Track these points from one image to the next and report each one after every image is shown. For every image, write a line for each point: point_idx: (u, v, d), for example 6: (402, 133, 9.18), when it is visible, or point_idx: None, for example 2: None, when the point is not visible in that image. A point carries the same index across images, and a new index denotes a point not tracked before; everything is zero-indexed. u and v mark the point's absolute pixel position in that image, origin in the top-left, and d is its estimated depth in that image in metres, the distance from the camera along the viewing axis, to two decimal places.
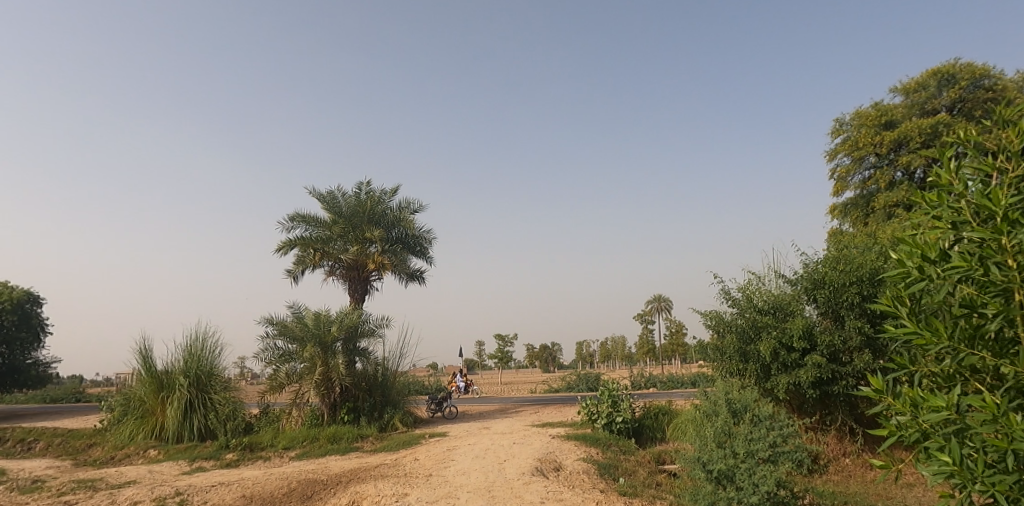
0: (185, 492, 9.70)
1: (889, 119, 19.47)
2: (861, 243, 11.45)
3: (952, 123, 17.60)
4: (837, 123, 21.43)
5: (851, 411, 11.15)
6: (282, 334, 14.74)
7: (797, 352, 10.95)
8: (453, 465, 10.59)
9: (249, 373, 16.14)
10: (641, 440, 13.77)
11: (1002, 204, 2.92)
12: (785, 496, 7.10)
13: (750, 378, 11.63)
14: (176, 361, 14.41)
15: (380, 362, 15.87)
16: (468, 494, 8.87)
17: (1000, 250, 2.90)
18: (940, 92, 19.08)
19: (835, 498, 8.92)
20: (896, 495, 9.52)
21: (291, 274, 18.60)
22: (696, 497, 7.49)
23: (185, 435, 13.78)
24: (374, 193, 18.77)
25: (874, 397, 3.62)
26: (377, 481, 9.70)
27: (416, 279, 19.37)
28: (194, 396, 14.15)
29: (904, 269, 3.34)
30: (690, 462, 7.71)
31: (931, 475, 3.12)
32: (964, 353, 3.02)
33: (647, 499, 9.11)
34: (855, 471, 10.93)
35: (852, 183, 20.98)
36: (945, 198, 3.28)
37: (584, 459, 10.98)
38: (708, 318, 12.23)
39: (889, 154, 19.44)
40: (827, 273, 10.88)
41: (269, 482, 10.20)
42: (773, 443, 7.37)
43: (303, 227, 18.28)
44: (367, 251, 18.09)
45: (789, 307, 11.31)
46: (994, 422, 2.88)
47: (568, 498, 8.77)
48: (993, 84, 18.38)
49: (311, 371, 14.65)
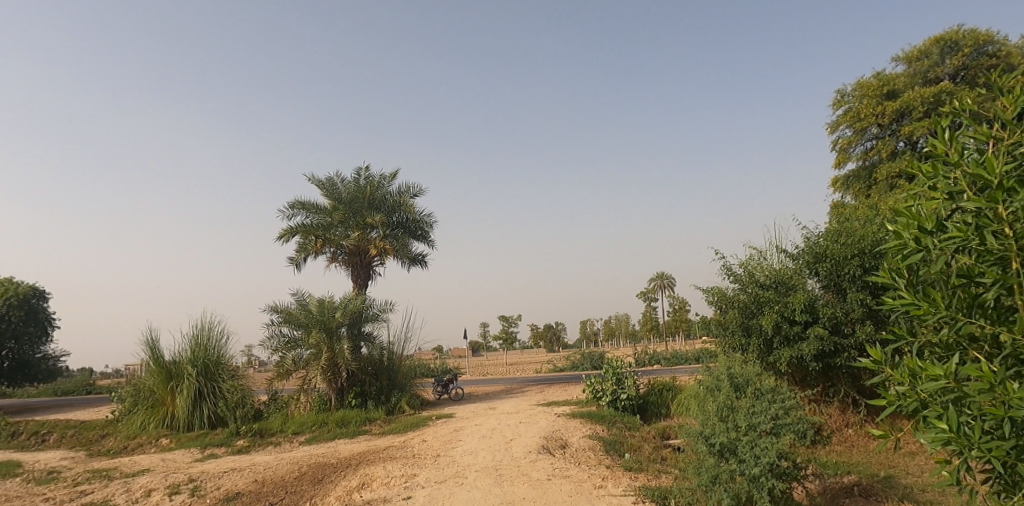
0: (198, 478, 9.87)
1: (891, 89, 19.28)
2: (863, 215, 11.40)
3: (955, 91, 17.44)
4: (839, 95, 21.22)
5: (853, 383, 11.21)
6: (287, 321, 14.84)
7: (799, 325, 10.98)
8: (461, 445, 10.74)
9: (256, 361, 16.33)
10: (645, 416, 13.94)
11: (998, 172, 2.96)
12: (788, 467, 7.21)
13: (753, 352, 11.68)
14: (182, 351, 14.55)
15: (386, 346, 16.03)
16: (476, 473, 8.99)
17: (997, 220, 2.93)
18: (943, 60, 18.92)
19: (838, 468, 9.10)
20: (899, 464, 9.62)
21: (293, 261, 18.63)
22: (700, 471, 7.55)
23: (196, 423, 13.93)
24: (373, 178, 18.75)
25: (873, 369, 3.65)
26: (387, 463, 9.84)
27: (419, 263, 19.41)
28: (203, 385, 14.29)
29: (900, 240, 3.34)
30: (693, 437, 7.76)
31: (929, 443, 3.15)
32: (961, 321, 3.05)
33: (652, 473, 9.23)
34: (859, 442, 11.00)
35: (854, 154, 20.85)
36: (941, 169, 3.29)
37: (589, 436, 11.10)
38: (710, 294, 12.25)
39: (891, 125, 19.30)
40: (829, 246, 10.92)
41: (280, 466, 10.37)
42: (775, 416, 7.45)
43: (303, 214, 18.26)
44: (368, 236, 18.11)
45: (791, 281, 11.32)
46: (991, 390, 2.91)
47: (575, 474, 8.89)
48: (997, 50, 18.16)
49: (317, 357, 14.73)
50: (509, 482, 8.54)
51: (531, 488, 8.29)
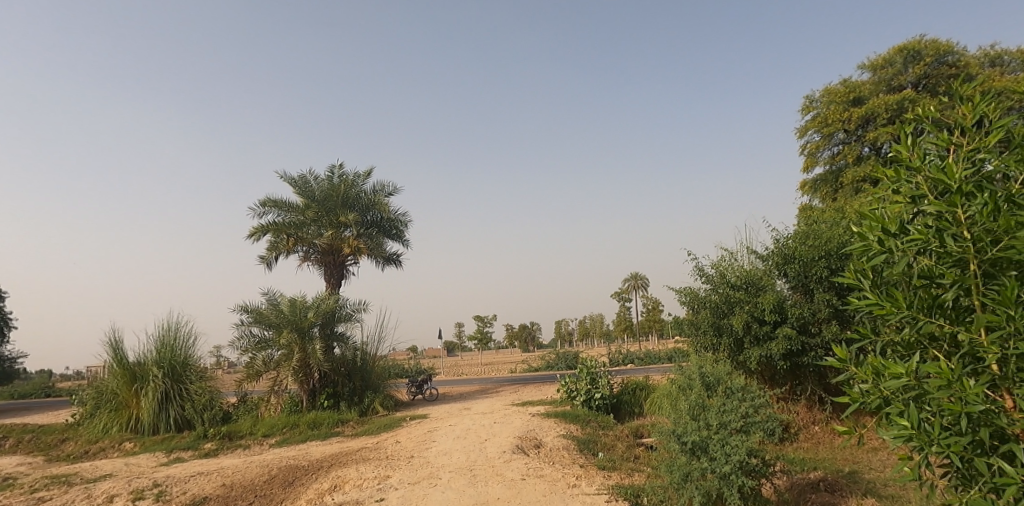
0: (163, 483, 9.66)
1: (857, 96, 19.78)
2: (830, 217, 11.69)
3: (918, 99, 17.97)
4: (808, 100, 21.68)
5: (820, 381, 11.52)
6: (257, 321, 14.63)
7: (769, 325, 11.19)
8: (435, 446, 10.71)
9: (225, 362, 16.06)
10: (619, 415, 14.07)
11: (956, 177, 3.10)
12: (757, 464, 7.35)
13: (724, 351, 11.88)
14: (148, 352, 14.25)
15: (359, 346, 15.93)
16: (450, 474, 8.98)
17: (955, 223, 3.07)
18: (906, 68, 19.44)
19: (805, 464, 9.33)
20: (863, 459, 9.91)
21: (264, 260, 18.37)
22: (672, 469, 7.63)
23: (161, 426, 13.62)
24: (347, 176, 18.57)
25: (839, 367, 3.75)
26: (359, 464, 9.77)
27: (393, 262, 19.30)
28: (170, 387, 14.00)
29: (864, 242, 3.45)
30: (666, 435, 7.86)
31: (891, 439, 3.26)
32: (922, 321, 3.17)
33: (625, 472, 9.33)
34: (825, 438, 11.28)
35: (822, 158, 21.34)
36: (903, 174, 3.41)
37: (564, 435, 11.16)
38: (683, 295, 12.41)
39: (857, 130, 19.81)
40: (798, 247, 11.15)
41: (249, 470, 10.22)
42: (745, 414, 7.62)
43: (275, 212, 18.01)
44: (342, 235, 17.94)
45: (760, 281, 11.54)
46: (949, 387, 3.04)
47: (549, 474, 8.94)
48: (956, 60, 18.77)
49: (288, 358, 14.54)
50: (483, 483, 8.55)
51: (505, 488, 8.31)
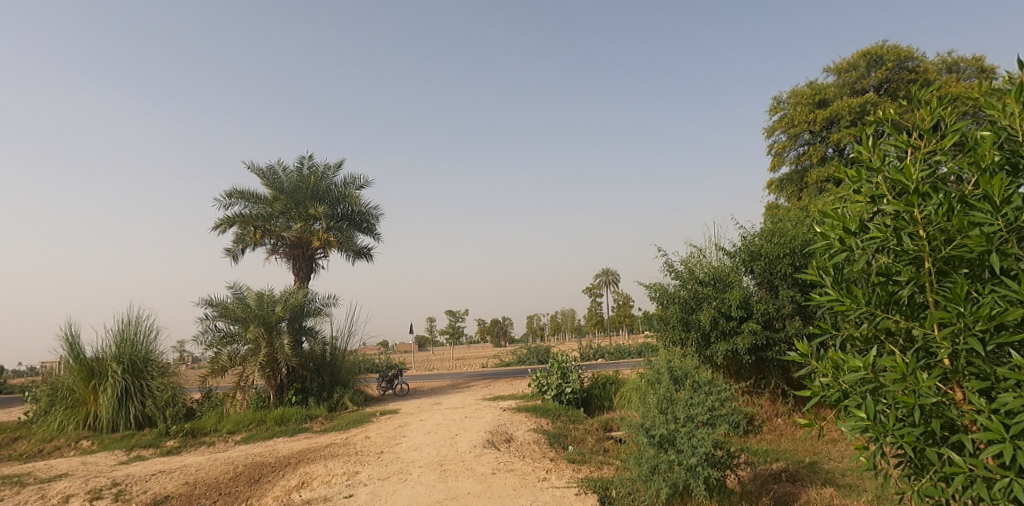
0: (122, 483, 9.44)
1: (822, 98, 20.27)
2: (795, 216, 11.99)
3: (879, 102, 18.50)
4: (775, 101, 22.11)
5: (783, 375, 11.83)
6: (223, 315, 14.40)
7: (735, 320, 11.43)
8: (405, 441, 10.69)
9: (188, 357, 15.73)
10: (589, 408, 14.24)
11: (914, 178, 3.22)
12: (723, 457, 7.52)
13: (692, 346, 12.09)
14: (107, 348, 13.88)
15: (328, 341, 15.78)
16: (420, 469, 8.98)
17: (912, 222, 3.19)
18: (869, 73, 19.97)
19: (768, 456, 9.59)
20: (823, 450, 10.23)
21: (230, 253, 18.01)
22: (640, 462, 7.76)
23: (121, 424, 13.30)
24: (317, 168, 18.33)
25: (801, 361, 3.87)
26: (327, 461, 9.69)
27: (364, 256, 19.12)
28: (130, 383, 13.66)
29: (827, 240, 3.57)
30: (634, 428, 7.98)
31: (849, 431, 3.39)
32: (879, 316, 3.29)
33: (594, 465, 9.46)
34: (787, 430, 11.59)
35: (788, 158, 21.81)
36: (864, 174, 3.54)
37: (534, 429, 11.24)
38: (652, 290, 12.58)
39: (822, 132, 20.30)
40: (763, 245, 11.41)
41: (213, 467, 10.06)
42: (712, 407, 7.78)
43: (241, 204, 17.66)
44: (311, 228, 17.69)
45: (728, 278, 11.78)
46: (903, 380, 3.17)
47: (519, 467, 9.02)
48: (916, 66, 19.35)
49: (255, 353, 14.31)
50: (453, 477, 8.57)
51: (476, 483, 8.35)
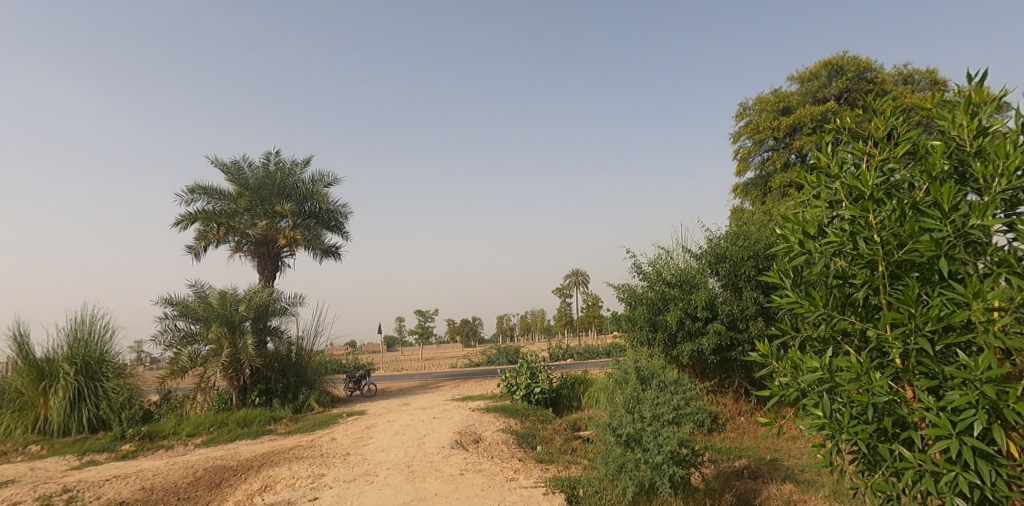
0: (74, 489, 9.15)
1: (786, 106, 20.79)
2: (758, 220, 12.29)
3: (839, 111, 19.06)
4: (741, 107, 22.60)
5: (746, 375, 12.12)
6: (183, 314, 14.07)
7: (700, 321, 11.65)
8: (372, 443, 10.61)
9: (146, 358, 15.30)
10: (558, 408, 14.34)
11: (869, 184, 3.36)
12: (687, 455, 7.67)
13: (658, 346, 12.28)
14: (58, 348, 13.43)
15: (294, 341, 15.56)
16: (387, 470, 8.94)
17: (866, 227, 3.33)
18: (830, 82, 20.55)
19: (731, 454, 9.81)
20: (783, 447, 10.51)
21: (192, 250, 17.61)
22: (607, 461, 7.86)
23: (73, 427, 12.87)
24: (284, 164, 18.06)
25: (762, 362, 3.99)
26: (291, 463, 9.56)
27: (331, 255, 18.89)
28: (83, 385, 13.25)
29: (787, 244, 3.69)
30: (601, 428, 8.07)
31: (807, 429, 3.51)
32: (836, 318, 3.42)
33: (562, 465, 9.54)
34: (749, 428, 11.89)
35: (753, 163, 22.30)
36: (823, 180, 3.67)
37: (503, 430, 11.27)
38: (621, 291, 12.74)
39: (785, 138, 20.81)
40: (728, 247, 11.67)
41: (172, 472, 9.82)
42: (677, 406, 7.93)
43: (204, 200, 17.28)
44: (277, 225, 17.40)
45: (694, 279, 12.00)
46: (858, 379, 3.30)
47: (487, 468, 9.04)
48: (874, 77, 19.99)
49: (217, 354, 14.01)
50: (421, 479, 8.55)
51: (444, 483, 8.34)
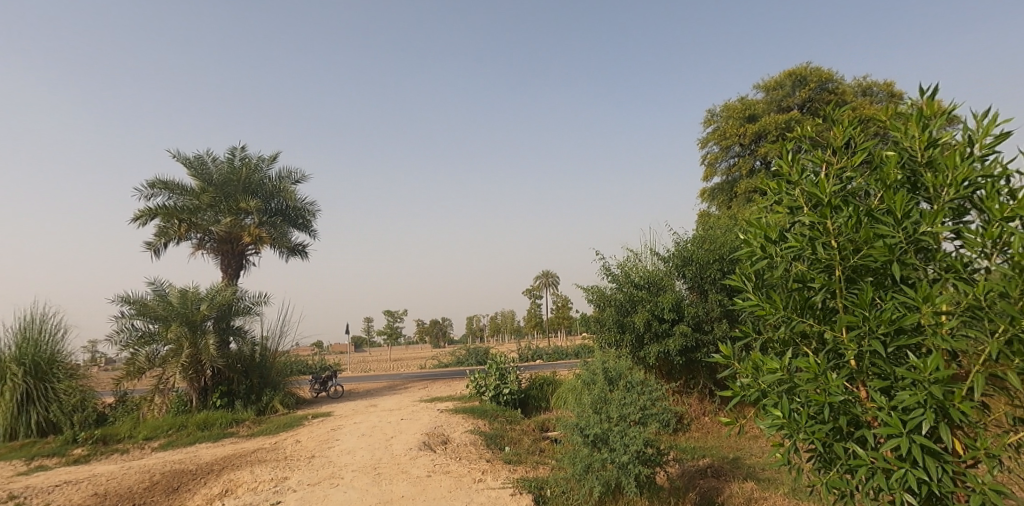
0: (22, 496, 8.84)
1: (751, 113, 21.27)
2: (724, 224, 12.56)
3: (802, 119, 19.59)
4: (708, 114, 23.04)
5: (711, 375, 12.37)
6: (141, 314, 13.74)
7: (667, 323, 11.84)
8: (338, 445, 10.50)
9: (102, 359, 14.86)
10: (526, 409, 14.40)
11: (827, 192, 3.49)
12: (653, 454, 7.79)
13: (626, 347, 12.43)
14: (6, 348, 12.95)
15: (258, 341, 15.29)
16: (353, 473, 8.87)
17: (824, 232, 3.45)
18: (794, 91, 21.10)
19: (695, 453, 9.99)
20: (745, 446, 10.76)
21: (151, 246, 17.15)
22: (574, 461, 7.93)
23: (21, 431, 12.42)
24: (250, 160, 17.74)
25: (724, 362, 4.09)
26: (253, 467, 9.40)
27: (298, 253, 18.62)
28: (32, 386, 12.80)
29: (749, 248, 3.80)
30: (569, 428, 8.14)
31: (766, 428, 3.62)
32: (795, 320, 3.54)
33: (529, 465, 9.59)
34: (713, 428, 12.12)
35: (720, 169, 22.74)
36: (784, 187, 3.79)
37: (471, 431, 11.27)
38: (590, 293, 12.88)
39: (751, 145, 21.29)
40: (695, 251, 11.92)
41: (127, 477, 9.56)
42: (643, 406, 8.05)
43: (166, 195, 16.87)
44: (242, 222, 17.07)
45: (661, 282, 12.19)
46: (815, 380, 3.42)
47: (454, 469, 9.04)
48: (835, 87, 20.61)
49: (176, 354, 13.67)
50: (387, 481, 8.50)
51: (410, 485, 8.31)
